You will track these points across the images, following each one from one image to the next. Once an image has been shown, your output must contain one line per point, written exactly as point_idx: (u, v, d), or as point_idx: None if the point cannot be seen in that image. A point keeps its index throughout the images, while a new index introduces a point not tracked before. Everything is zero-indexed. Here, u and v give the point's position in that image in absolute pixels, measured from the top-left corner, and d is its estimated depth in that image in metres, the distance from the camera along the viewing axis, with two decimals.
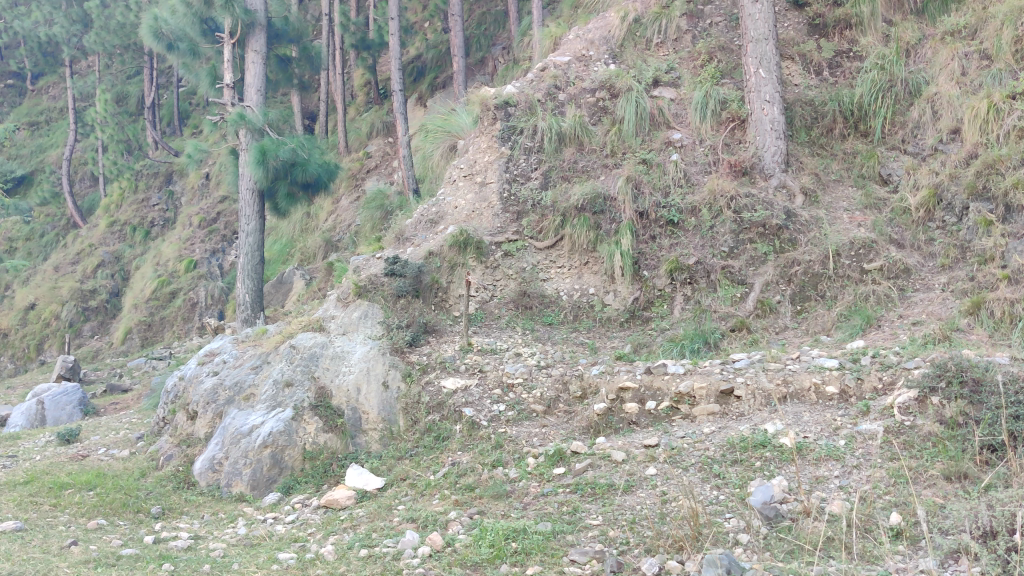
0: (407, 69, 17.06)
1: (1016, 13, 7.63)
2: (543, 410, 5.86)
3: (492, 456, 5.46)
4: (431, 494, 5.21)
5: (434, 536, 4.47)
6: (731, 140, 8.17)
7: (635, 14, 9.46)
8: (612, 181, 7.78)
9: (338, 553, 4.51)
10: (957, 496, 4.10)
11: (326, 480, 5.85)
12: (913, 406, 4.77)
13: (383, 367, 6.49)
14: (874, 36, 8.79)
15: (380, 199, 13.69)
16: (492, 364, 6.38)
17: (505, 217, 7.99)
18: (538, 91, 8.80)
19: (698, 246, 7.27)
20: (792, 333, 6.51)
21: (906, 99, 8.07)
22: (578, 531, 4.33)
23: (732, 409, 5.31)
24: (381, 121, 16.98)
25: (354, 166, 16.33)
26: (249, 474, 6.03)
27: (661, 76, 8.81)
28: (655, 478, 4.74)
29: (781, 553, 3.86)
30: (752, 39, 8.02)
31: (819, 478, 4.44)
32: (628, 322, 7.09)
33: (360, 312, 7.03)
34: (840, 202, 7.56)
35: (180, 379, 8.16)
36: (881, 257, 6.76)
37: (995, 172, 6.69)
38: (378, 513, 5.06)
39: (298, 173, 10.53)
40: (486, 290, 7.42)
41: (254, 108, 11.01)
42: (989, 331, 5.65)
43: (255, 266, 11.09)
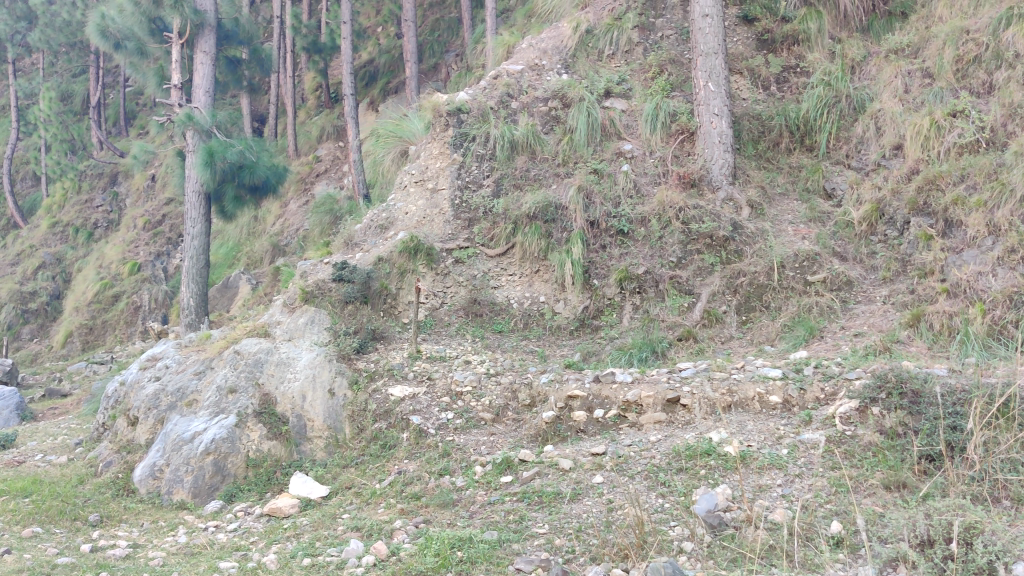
0: (359, 73, 16.83)
1: (957, 33, 7.76)
2: (492, 419, 5.73)
3: (438, 464, 5.30)
4: (376, 503, 5.06)
5: (378, 545, 4.31)
6: (680, 153, 8.13)
7: (587, 25, 9.42)
8: (564, 190, 7.69)
9: (279, 563, 4.31)
10: (896, 506, 4.06)
11: (269, 489, 5.66)
12: (853, 416, 4.74)
13: (329, 374, 6.30)
14: (821, 52, 8.85)
15: (328, 204, 13.45)
16: (441, 372, 6.24)
17: (455, 224, 7.87)
18: (490, 99, 8.63)
19: (647, 255, 7.21)
20: (737, 343, 6.46)
21: (850, 115, 8.12)
22: (524, 540, 4.20)
23: (678, 418, 5.23)
24: (332, 125, 16.77)
25: (303, 170, 16.17)
26: (190, 481, 5.79)
27: (613, 87, 8.75)
28: (602, 486, 4.63)
29: (725, 561, 3.78)
30: (702, 53, 8.03)
31: (762, 486, 4.36)
32: (577, 331, 7.02)
33: (307, 318, 6.87)
34: (785, 215, 7.56)
35: (121, 384, 7.91)
36: (825, 269, 6.76)
37: (936, 188, 6.77)
38: (322, 522, 4.89)
39: (246, 175, 10.25)
40: (436, 297, 7.29)
41: (202, 109, 10.74)
42: (929, 343, 5.66)
43: (200, 269, 10.80)
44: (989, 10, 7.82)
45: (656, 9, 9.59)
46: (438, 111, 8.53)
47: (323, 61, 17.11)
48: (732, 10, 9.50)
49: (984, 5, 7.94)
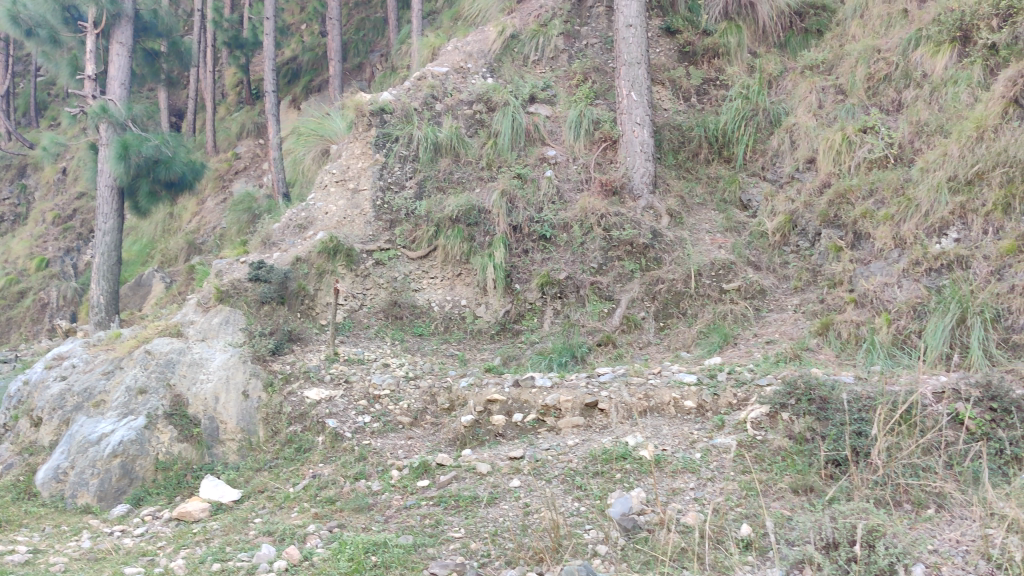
0: (280, 70, 16.41)
1: (869, 52, 8.02)
2: (410, 422, 5.62)
3: (354, 468, 5.14)
4: (290, 507, 4.86)
5: (291, 549, 4.14)
6: (603, 160, 8.17)
7: (513, 29, 9.35)
8: (487, 194, 7.57)
9: (187, 568, 4.09)
10: (804, 509, 4.09)
11: (179, 493, 5.40)
12: (764, 421, 4.77)
13: (243, 376, 6.06)
14: (740, 66, 8.99)
15: (247, 202, 13.18)
16: (359, 374, 6.10)
17: (377, 225, 7.66)
18: (414, 100, 8.44)
19: (569, 261, 7.20)
20: (654, 349, 6.49)
21: (766, 128, 8.28)
22: (439, 544, 4.10)
23: (596, 422, 5.21)
24: (253, 122, 16.46)
25: (221, 167, 15.66)
26: (96, 484, 5.46)
27: (537, 93, 8.72)
28: (519, 490, 4.56)
29: (638, 564, 3.75)
30: (625, 63, 8.09)
31: (675, 490, 4.35)
32: (498, 335, 6.96)
33: (220, 318, 6.60)
34: (703, 224, 7.61)
35: (24, 383, 7.45)
36: (739, 277, 6.85)
37: (846, 201, 6.92)
38: (233, 526, 4.66)
39: (161, 171, 9.87)
40: (355, 299, 7.12)
41: (117, 102, 10.27)
42: (836, 351, 5.75)
43: (111, 265, 10.36)
44: (899, 30, 8.03)
45: (581, 17, 9.72)
46: (361, 111, 8.32)
47: (243, 56, 16.69)
48: (655, 21, 9.60)
49: (895, 25, 8.16)
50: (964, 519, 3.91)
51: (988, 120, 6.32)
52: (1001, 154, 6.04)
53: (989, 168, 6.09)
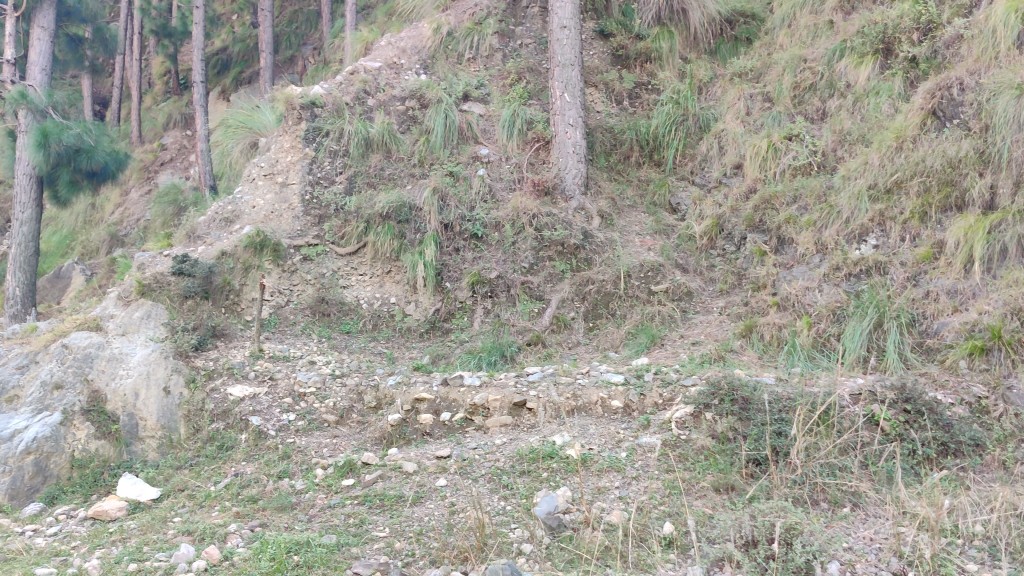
0: (211, 60, 15.96)
1: (796, 61, 8.08)
2: (336, 421, 5.46)
3: (277, 467, 4.97)
4: (210, 506, 4.65)
5: (210, 549, 3.94)
6: (535, 160, 8.08)
7: (448, 27, 9.14)
8: (419, 190, 7.44)
9: (101, 568, 3.87)
10: (724, 508, 4.07)
11: (96, 491, 5.11)
12: (688, 421, 4.78)
13: (165, 372, 5.87)
14: (671, 71, 9.05)
15: (173, 194, 12.81)
16: (284, 372, 5.93)
17: (305, 220, 7.54)
18: (345, 94, 8.26)
19: (500, 260, 7.10)
20: (583, 349, 6.45)
21: (696, 133, 8.31)
22: (363, 543, 3.95)
23: (523, 421, 5.15)
24: (180, 113, 16.02)
25: (147, 157, 15.25)
26: (4, 483, 5.08)
27: (471, 91, 8.58)
28: (445, 489, 4.45)
29: (562, 562, 3.66)
30: (559, 64, 7.97)
31: (600, 488, 4.29)
32: (428, 334, 6.88)
33: (142, 312, 6.41)
34: (632, 226, 7.63)
35: None
36: (667, 280, 6.88)
37: (771, 207, 7.00)
38: (151, 525, 4.41)
39: (83, 161, 9.33)
40: (281, 295, 6.96)
41: (37, 88, 9.75)
42: (759, 353, 5.77)
43: (28, 257, 9.88)
44: (825, 41, 8.11)
45: (516, 16, 9.60)
46: (291, 104, 8.08)
47: (172, 46, 16.08)
48: (589, 23, 9.58)
49: (821, 36, 8.26)
50: (877, 517, 3.95)
51: (906, 131, 6.44)
52: (919, 164, 6.15)
53: (907, 177, 6.18)
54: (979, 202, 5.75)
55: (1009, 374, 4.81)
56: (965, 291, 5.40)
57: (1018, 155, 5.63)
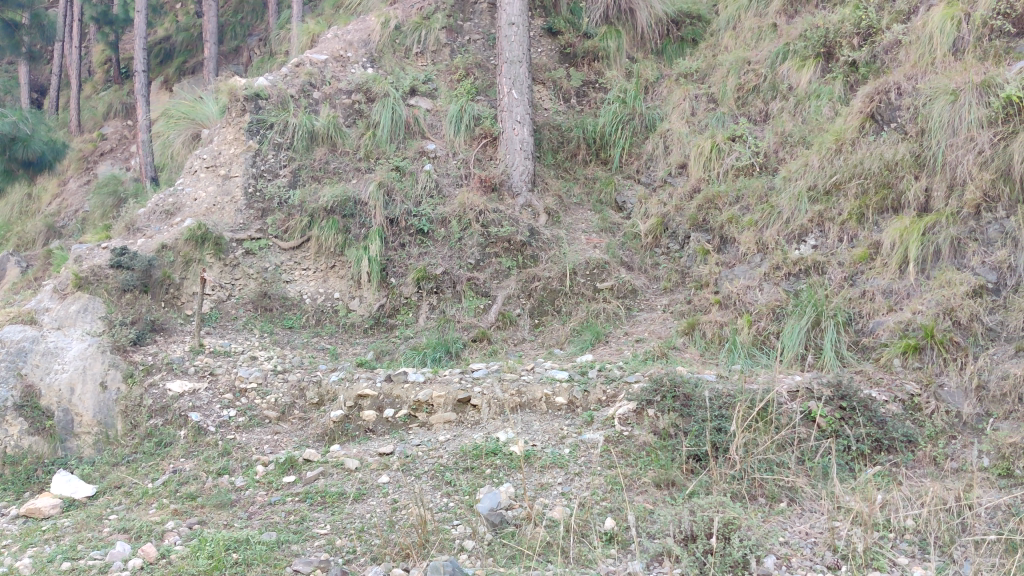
0: (153, 48, 15.54)
1: (740, 64, 8.18)
2: (277, 417, 5.40)
3: (217, 463, 4.92)
4: (148, 503, 4.57)
5: (147, 547, 3.86)
6: (483, 157, 8.04)
7: (396, 21, 9.02)
8: (363, 184, 7.40)
9: (33, 568, 3.76)
10: (664, 503, 4.14)
11: (28, 488, 5.00)
12: (631, 417, 4.78)
13: (101, 367, 5.73)
14: (618, 70, 9.11)
15: (113, 185, 12.58)
16: (225, 367, 5.83)
17: (248, 214, 7.45)
18: (291, 86, 8.14)
19: (446, 256, 7.09)
20: (529, 346, 6.48)
21: (642, 133, 8.43)
22: (304, 540, 3.92)
23: (468, 418, 5.15)
24: (121, 102, 15.70)
25: (86, 147, 14.87)
26: None
27: (418, 85, 8.48)
28: (387, 486, 4.40)
29: (504, 558, 3.69)
30: (507, 60, 7.94)
31: (543, 484, 4.29)
32: (372, 330, 6.84)
33: (78, 305, 6.24)
34: (579, 224, 7.70)
35: None
36: (613, 277, 6.95)
37: (714, 207, 7.08)
38: (86, 523, 4.32)
39: (19, 149, 8.97)
40: (223, 289, 6.92)
41: None
42: (701, 350, 5.87)
43: None
44: (768, 44, 8.23)
45: (465, 11, 9.40)
46: (235, 95, 7.97)
47: (113, 33, 15.74)
48: (538, 21, 9.58)
49: (765, 39, 8.39)
50: (813, 511, 4.06)
51: (846, 133, 6.57)
52: (858, 166, 6.28)
53: (845, 179, 6.31)
54: (914, 205, 5.86)
55: (941, 372, 4.94)
56: (900, 291, 5.50)
57: (952, 159, 5.77)
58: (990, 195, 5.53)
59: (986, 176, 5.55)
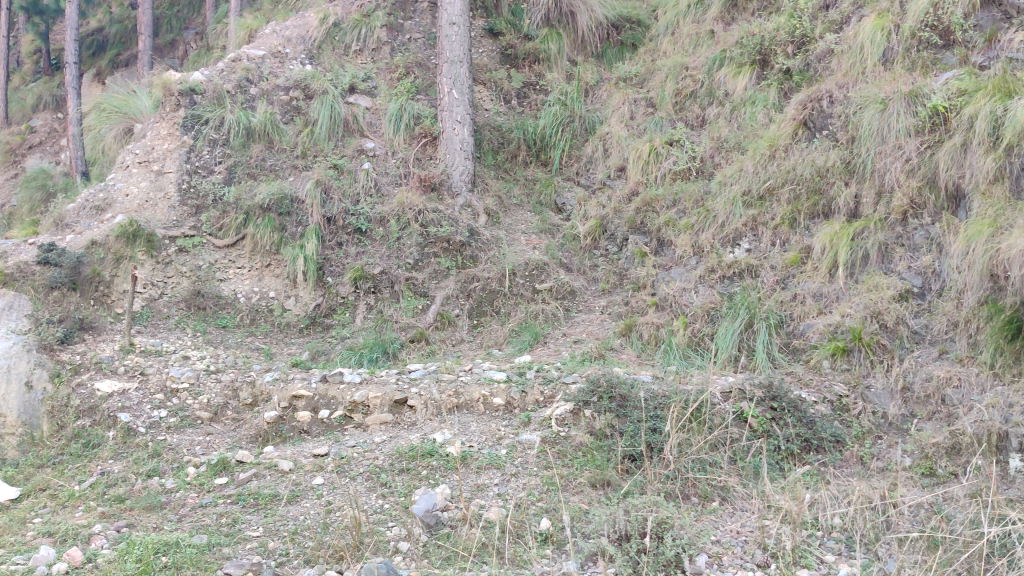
0: (85, 40, 14.96)
1: (677, 69, 8.29)
2: (209, 417, 5.34)
3: (146, 464, 4.80)
4: (74, 507, 4.46)
5: (73, 550, 3.76)
6: (422, 156, 8.01)
7: (335, 18, 8.91)
8: (301, 182, 7.31)
9: None
10: (600, 504, 4.14)
11: None
12: (568, 419, 4.80)
13: (26, 366, 5.66)
14: (558, 73, 9.18)
15: (42, 179, 12.18)
16: (156, 368, 5.69)
17: (181, 211, 7.33)
18: (227, 82, 8.05)
19: (384, 256, 7.04)
20: (467, 346, 6.49)
21: (581, 135, 8.52)
22: (235, 543, 3.86)
23: (404, 419, 5.11)
24: (51, 94, 15.26)
25: (13, 139, 14.39)
26: None
27: (357, 83, 8.43)
28: (321, 488, 4.38)
29: (439, 560, 3.67)
30: (448, 60, 7.98)
31: (479, 486, 4.31)
32: (307, 330, 6.81)
33: (3, 303, 6.15)
34: (519, 225, 7.75)
35: None
36: (552, 278, 6.99)
37: (652, 210, 7.17)
38: (7, 527, 4.19)
39: None
40: (155, 287, 6.82)
41: None
42: (637, 351, 5.93)
43: None
44: (706, 50, 8.34)
45: (406, 9, 9.33)
46: (169, 90, 7.86)
47: (44, 23, 15.27)
48: (478, 21, 9.54)
49: (702, 45, 8.50)
50: (744, 510, 4.12)
51: (779, 140, 6.65)
52: (790, 172, 6.40)
53: (778, 184, 6.43)
54: (844, 210, 6.01)
55: (868, 373, 5.07)
56: (830, 294, 5.62)
57: (881, 166, 5.90)
58: (917, 202, 5.68)
59: (913, 183, 5.71)
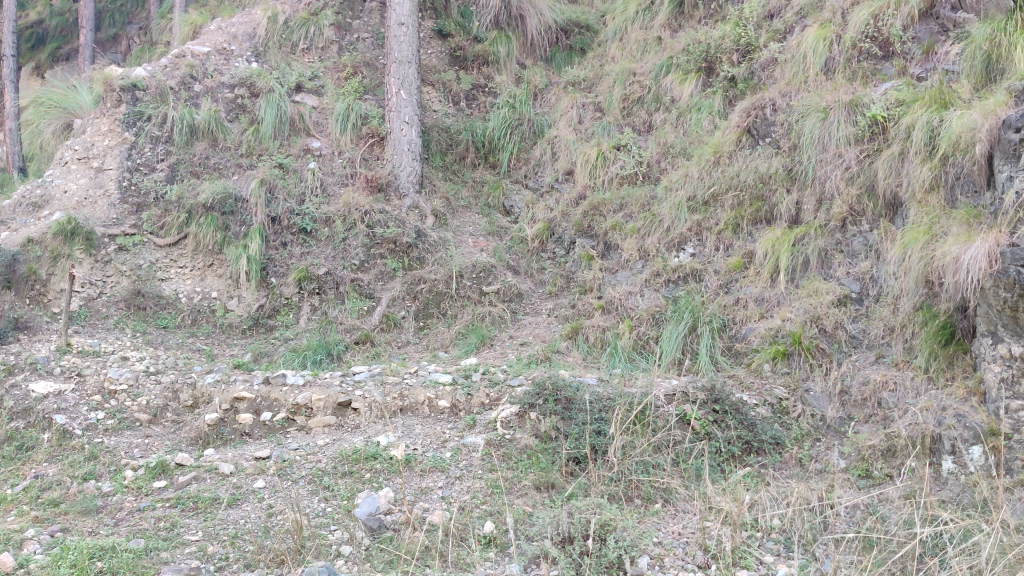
0: (23, 33, 14.14)
1: (625, 75, 8.39)
2: (148, 420, 5.25)
3: (82, 468, 4.69)
4: (5, 510, 4.32)
5: (4, 556, 3.62)
6: (369, 156, 7.99)
7: (284, 16, 8.78)
8: (245, 181, 7.25)
9: None
10: (544, 505, 4.17)
11: None
12: (513, 421, 4.83)
13: None
14: (507, 76, 9.22)
15: None
16: (93, 368, 5.63)
17: (121, 209, 7.22)
18: (170, 78, 7.91)
19: (329, 256, 7.01)
20: (413, 348, 6.43)
21: (530, 138, 8.61)
22: (173, 548, 3.76)
23: (347, 422, 5.04)
24: None
25: None
26: None
27: (304, 82, 8.35)
28: (262, 491, 4.31)
29: (381, 563, 3.64)
30: (396, 60, 7.93)
31: (423, 489, 4.30)
32: (250, 331, 6.71)
33: None
34: (466, 227, 7.79)
35: None
36: (499, 281, 7.01)
37: (599, 213, 7.24)
38: None
39: None
40: (93, 286, 6.70)
41: None
42: (584, 354, 5.95)
43: None
44: (654, 56, 8.44)
45: (354, 9, 9.26)
46: (110, 85, 7.76)
47: None
48: (428, 22, 9.56)
49: (650, 51, 8.59)
50: (686, 512, 4.17)
51: (724, 146, 6.78)
52: (734, 178, 6.52)
53: (722, 191, 6.56)
54: (786, 217, 6.09)
55: (807, 377, 5.13)
56: (771, 299, 5.71)
57: (822, 174, 5.96)
58: (855, 209, 5.76)
59: (853, 191, 5.77)
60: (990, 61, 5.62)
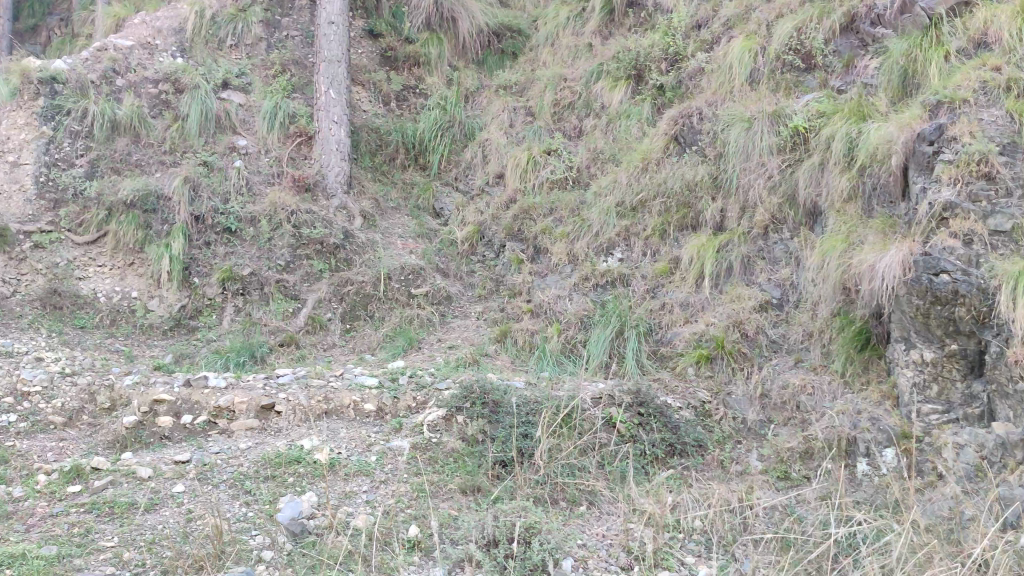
0: None
1: (556, 80, 8.55)
2: (63, 422, 5.13)
3: None
4: None
5: None
6: (297, 155, 7.98)
7: (211, 11, 8.55)
8: (167, 179, 7.13)
9: None
10: (469, 509, 4.22)
11: None
12: (440, 424, 4.88)
13: None
14: (439, 77, 9.24)
15: None
16: (5, 369, 5.49)
17: (37, 205, 7.08)
18: (91, 72, 7.65)
19: (253, 257, 6.95)
20: (339, 351, 6.39)
21: (461, 141, 8.70)
22: (87, 554, 3.68)
23: (270, 425, 5.02)
24: None
25: None
26: None
27: (231, 79, 8.25)
28: (182, 496, 4.26)
29: (303, 569, 3.63)
30: (326, 59, 7.90)
31: (347, 493, 4.27)
32: (171, 332, 6.65)
33: None
34: (396, 228, 7.78)
35: None
36: (427, 283, 7.03)
37: (529, 217, 7.38)
38: None
39: None
40: (6, 285, 6.53)
41: None
42: (512, 357, 6.02)
43: None
44: (584, 62, 8.59)
45: (283, 6, 9.14)
46: (27, 77, 7.45)
47: None
48: (358, 22, 9.43)
49: (580, 57, 8.74)
50: (610, 514, 4.26)
51: (652, 153, 6.93)
52: (660, 185, 6.66)
53: (650, 197, 6.69)
54: (710, 223, 6.28)
55: (729, 381, 5.31)
56: (695, 303, 5.88)
57: (745, 182, 6.16)
58: (777, 217, 5.94)
59: (775, 200, 5.96)
60: (906, 75, 5.77)
